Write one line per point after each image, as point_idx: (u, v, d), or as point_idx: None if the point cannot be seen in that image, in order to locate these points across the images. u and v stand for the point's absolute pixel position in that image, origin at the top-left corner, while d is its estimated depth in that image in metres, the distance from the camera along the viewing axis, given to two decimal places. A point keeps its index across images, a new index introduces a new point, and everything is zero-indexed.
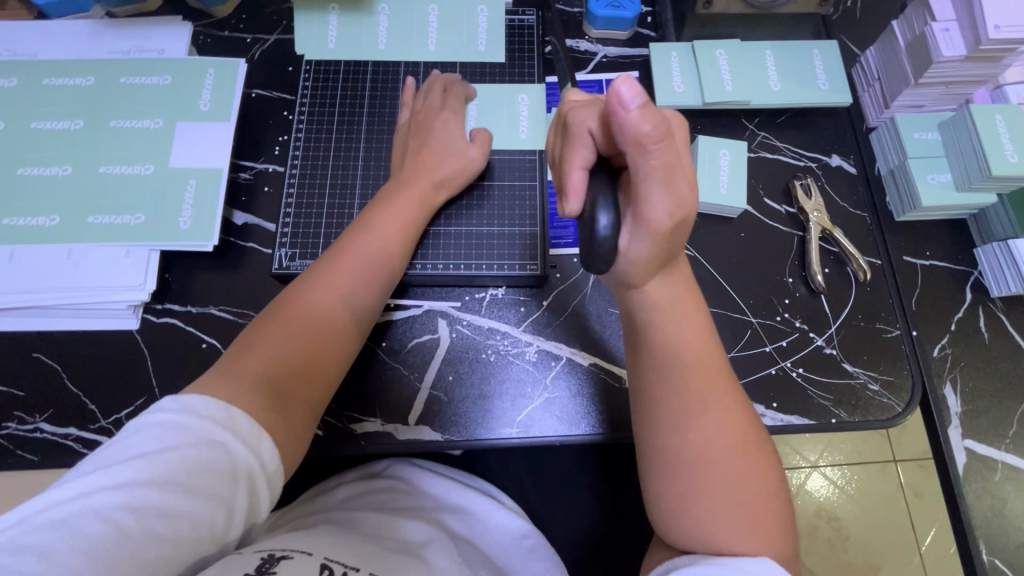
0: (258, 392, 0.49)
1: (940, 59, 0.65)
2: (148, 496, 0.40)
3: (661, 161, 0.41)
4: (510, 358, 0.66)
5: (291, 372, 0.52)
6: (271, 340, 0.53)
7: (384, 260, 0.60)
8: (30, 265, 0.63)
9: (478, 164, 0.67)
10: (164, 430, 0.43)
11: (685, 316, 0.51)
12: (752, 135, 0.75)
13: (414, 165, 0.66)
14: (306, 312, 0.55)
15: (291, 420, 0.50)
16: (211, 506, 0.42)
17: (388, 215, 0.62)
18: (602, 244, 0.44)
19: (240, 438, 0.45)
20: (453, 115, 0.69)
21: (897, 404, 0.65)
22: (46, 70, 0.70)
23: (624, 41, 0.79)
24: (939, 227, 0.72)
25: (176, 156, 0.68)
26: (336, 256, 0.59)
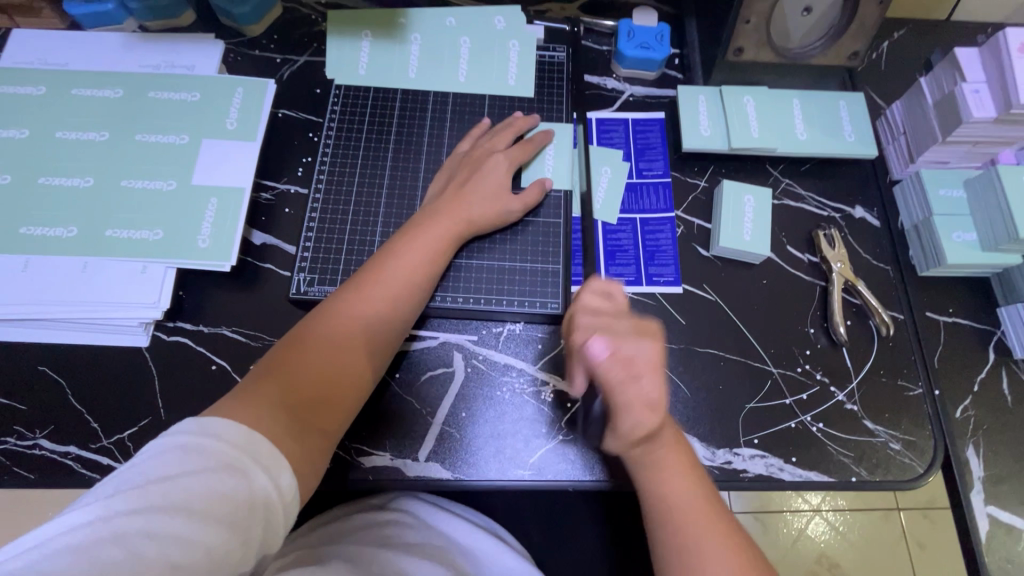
0: (276, 419, 0.47)
1: (970, 120, 0.66)
2: (165, 522, 0.38)
3: (630, 397, 0.53)
4: (524, 397, 0.64)
5: (309, 400, 0.51)
6: (294, 366, 0.52)
7: (410, 287, 0.60)
8: (43, 275, 0.62)
9: (510, 200, 0.67)
10: (184, 454, 0.41)
11: (675, 460, 0.54)
12: (776, 182, 0.75)
13: (448, 196, 0.65)
14: (332, 337, 0.54)
15: (309, 448, 0.49)
16: (227, 534, 0.40)
17: (419, 243, 0.61)
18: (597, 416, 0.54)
19: (258, 464, 0.43)
20: (487, 150, 0.69)
21: (918, 465, 0.63)
22: (76, 80, 0.71)
23: (651, 81, 0.79)
24: (962, 284, 0.71)
25: (199, 174, 0.68)
26: (360, 283, 0.58)
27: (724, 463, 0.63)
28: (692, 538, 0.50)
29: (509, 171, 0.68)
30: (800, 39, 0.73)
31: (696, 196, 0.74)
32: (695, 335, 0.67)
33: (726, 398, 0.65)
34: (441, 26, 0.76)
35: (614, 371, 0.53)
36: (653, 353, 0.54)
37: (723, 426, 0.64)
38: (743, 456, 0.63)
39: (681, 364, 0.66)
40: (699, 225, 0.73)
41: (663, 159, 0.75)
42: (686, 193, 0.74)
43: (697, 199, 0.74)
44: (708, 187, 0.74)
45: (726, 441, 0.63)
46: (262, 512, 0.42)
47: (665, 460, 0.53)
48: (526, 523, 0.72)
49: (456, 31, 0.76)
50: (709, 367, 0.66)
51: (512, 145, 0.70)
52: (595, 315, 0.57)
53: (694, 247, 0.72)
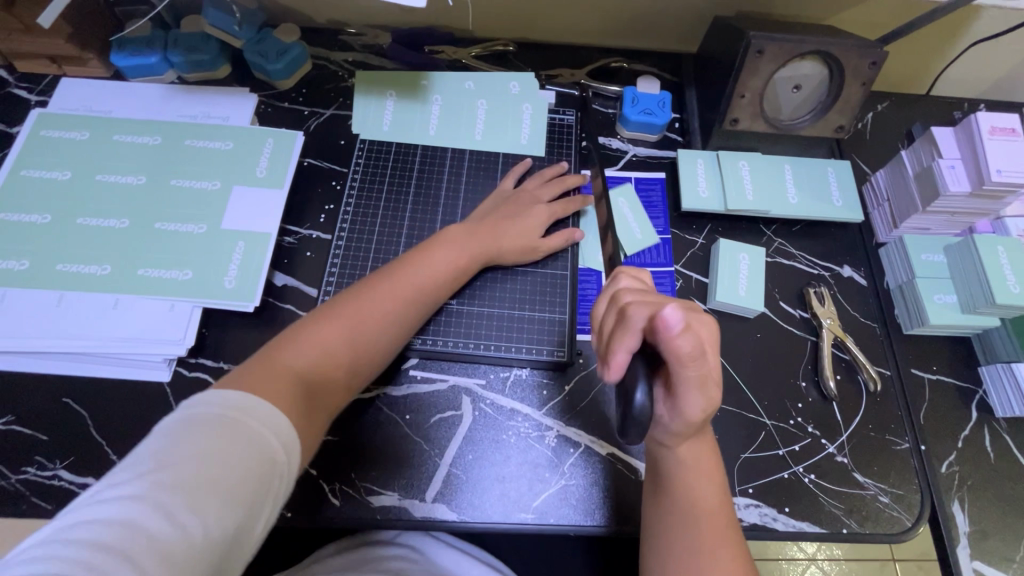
0: (294, 394, 0.50)
1: (946, 193, 0.71)
2: (187, 479, 0.39)
3: (697, 373, 0.48)
4: (529, 441, 0.67)
5: (325, 377, 0.54)
6: (317, 344, 0.55)
7: (432, 288, 0.65)
8: (75, 311, 0.66)
9: (550, 245, 0.73)
10: (223, 426, 0.43)
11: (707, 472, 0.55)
12: (769, 241, 0.80)
13: (481, 224, 0.71)
14: (354, 324, 0.58)
15: (314, 430, 0.51)
16: (254, 487, 0.41)
17: (444, 257, 0.67)
18: (636, 416, 0.45)
19: (264, 420, 0.45)
20: (533, 199, 0.74)
21: (906, 518, 0.66)
22: (118, 127, 0.76)
23: (653, 143, 0.85)
24: (945, 343, 0.75)
25: (228, 218, 0.72)
26: (390, 278, 0.63)
27: None
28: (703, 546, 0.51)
29: (547, 223, 0.73)
30: (790, 112, 0.79)
31: (694, 252, 0.79)
32: None
33: (722, 447, 0.68)
34: (460, 88, 0.82)
35: (686, 344, 0.46)
36: (711, 330, 0.51)
37: None
38: (738, 505, 0.65)
39: None
40: (697, 280, 0.77)
41: (663, 217, 0.80)
42: (685, 248, 0.79)
43: (695, 254, 0.78)
44: (705, 244, 0.79)
45: None
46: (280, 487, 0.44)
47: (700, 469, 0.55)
48: None
49: (473, 95, 0.82)
50: None
51: (555, 200, 0.75)
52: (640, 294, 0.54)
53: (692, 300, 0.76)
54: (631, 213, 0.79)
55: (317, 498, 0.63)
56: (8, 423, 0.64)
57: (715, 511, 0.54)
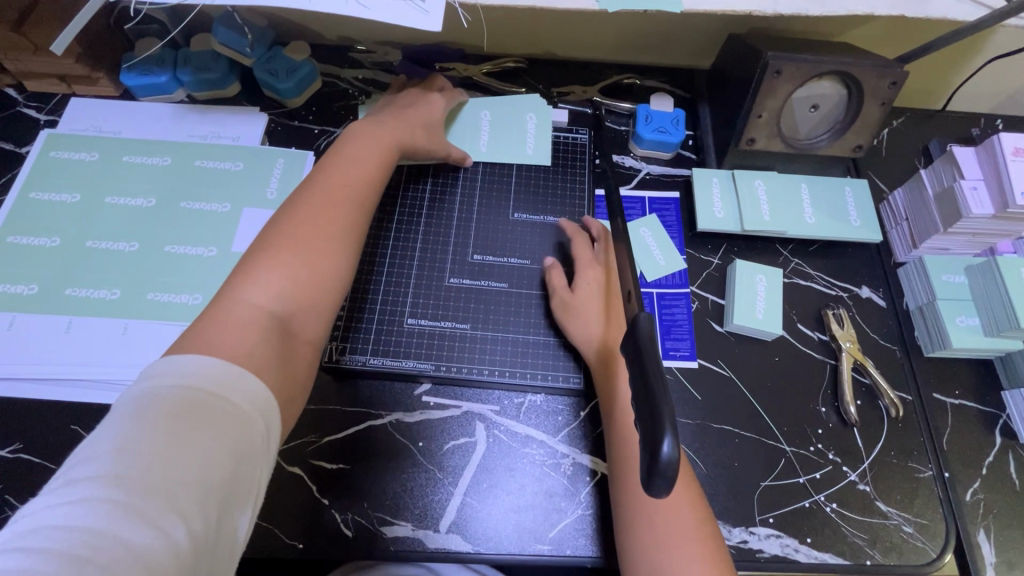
0: (269, 330, 0.49)
1: (969, 216, 0.70)
2: (152, 469, 0.38)
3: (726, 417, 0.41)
4: (544, 468, 0.66)
5: (299, 300, 0.53)
6: (270, 275, 0.52)
7: (370, 182, 0.64)
8: (85, 337, 0.65)
9: (444, 140, 0.75)
10: (171, 401, 0.41)
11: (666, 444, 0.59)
12: (786, 261, 0.79)
13: (387, 117, 0.71)
14: (310, 238, 0.56)
15: (289, 346, 0.51)
16: (226, 459, 0.40)
17: (366, 153, 0.65)
18: (663, 468, 0.38)
19: (232, 394, 0.43)
20: (419, 93, 0.76)
21: (931, 548, 0.64)
22: (127, 148, 0.75)
23: (666, 161, 0.84)
24: (967, 366, 0.74)
25: (239, 241, 0.71)
26: (321, 179, 0.61)
27: (740, 541, 0.64)
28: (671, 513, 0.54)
29: (443, 110, 0.76)
30: (807, 132, 0.78)
31: (710, 273, 0.77)
32: (710, 410, 0.69)
33: (742, 475, 0.66)
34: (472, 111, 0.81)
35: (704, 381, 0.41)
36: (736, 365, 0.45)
37: (739, 503, 0.65)
38: (758, 535, 0.64)
39: (697, 440, 0.68)
40: (714, 302, 0.76)
41: (678, 237, 0.79)
42: (700, 269, 0.77)
43: (711, 275, 0.77)
44: (721, 264, 0.78)
45: (741, 520, 0.64)
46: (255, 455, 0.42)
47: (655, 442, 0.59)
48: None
49: (476, 107, 0.82)
50: (724, 444, 0.68)
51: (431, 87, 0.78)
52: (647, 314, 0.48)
53: (709, 322, 0.74)
54: (655, 243, 0.78)
55: (330, 529, 0.62)
56: (15, 452, 0.62)
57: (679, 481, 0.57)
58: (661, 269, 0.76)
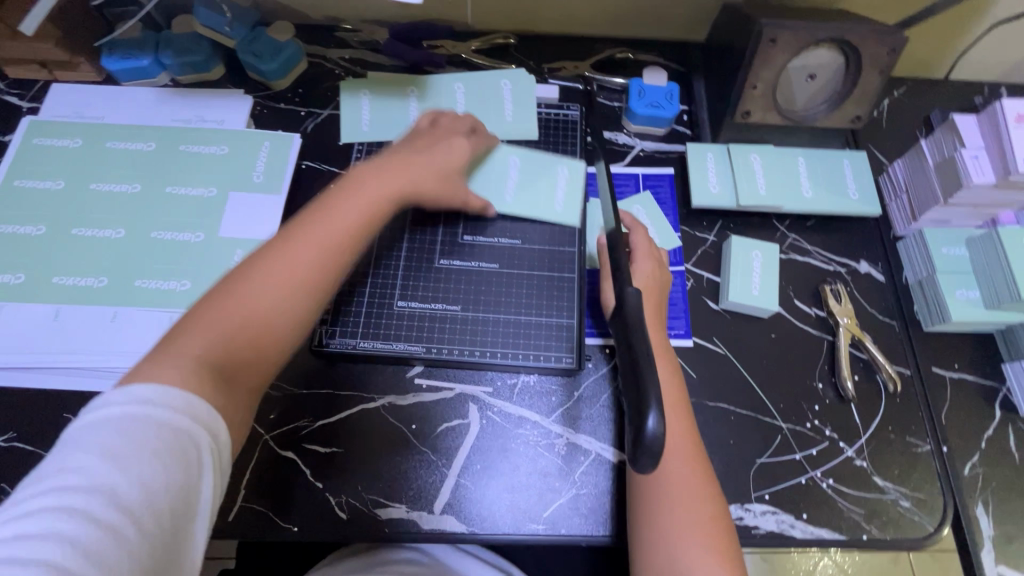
0: (200, 381, 0.46)
1: (970, 185, 0.68)
2: (99, 484, 0.39)
3: None
4: (538, 448, 0.65)
5: (230, 354, 0.49)
6: (220, 320, 0.49)
7: (347, 250, 0.57)
8: (74, 324, 0.64)
9: (462, 189, 0.69)
10: (119, 419, 0.41)
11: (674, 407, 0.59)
12: (783, 237, 0.77)
13: (399, 154, 0.65)
14: (271, 285, 0.52)
15: (230, 400, 0.48)
16: (169, 476, 0.41)
17: (367, 189, 0.60)
18: (646, 447, 0.41)
19: (184, 409, 0.43)
20: (446, 129, 0.70)
21: (929, 523, 0.64)
22: (111, 133, 0.74)
23: (660, 136, 0.82)
24: (967, 340, 0.73)
25: (226, 226, 0.70)
26: (300, 228, 0.56)
27: (736, 518, 0.63)
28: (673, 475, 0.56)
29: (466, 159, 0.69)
30: (804, 103, 0.76)
31: (705, 250, 0.76)
32: (705, 388, 0.69)
33: (737, 452, 0.66)
34: (451, 90, 0.79)
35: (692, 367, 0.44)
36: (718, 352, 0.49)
37: (734, 481, 0.65)
38: (754, 512, 0.64)
39: (693, 418, 0.67)
40: (709, 279, 0.74)
41: (673, 214, 0.77)
42: (695, 246, 0.76)
43: (707, 252, 0.76)
44: (716, 241, 0.77)
45: (737, 497, 0.64)
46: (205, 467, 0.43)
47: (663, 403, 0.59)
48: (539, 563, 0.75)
49: (450, 78, 0.80)
50: (719, 421, 0.67)
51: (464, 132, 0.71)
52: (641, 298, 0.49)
53: (704, 300, 0.73)
54: (648, 221, 0.76)
55: (325, 511, 0.62)
56: (9, 440, 0.62)
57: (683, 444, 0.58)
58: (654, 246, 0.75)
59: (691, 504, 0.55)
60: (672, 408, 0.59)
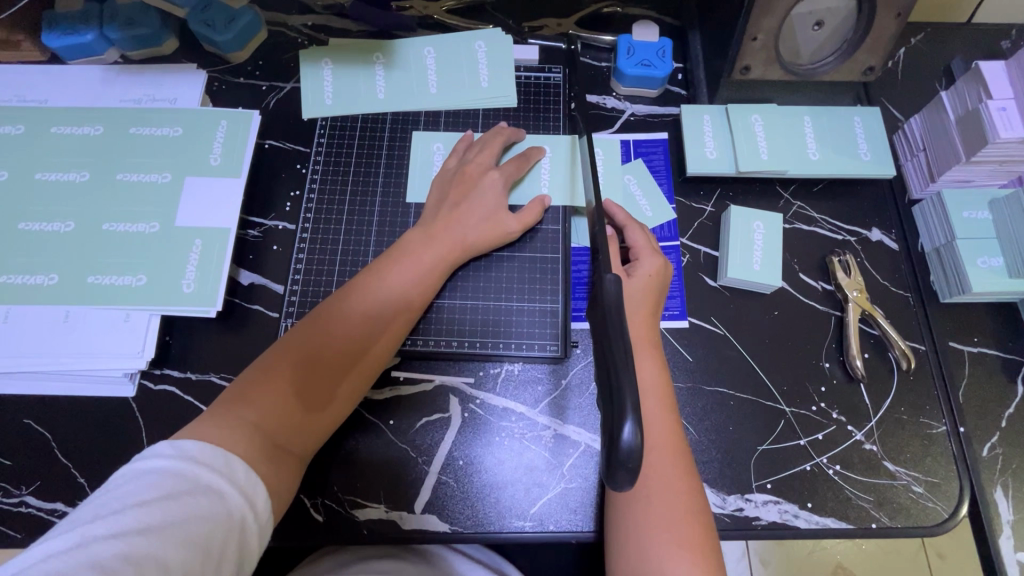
0: (254, 452, 0.48)
1: (996, 141, 0.61)
2: (125, 541, 0.38)
3: None
4: (523, 441, 0.61)
5: (286, 425, 0.51)
6: (270, 391, 0.51)
7: (398, 320, 0.58)
8: (25, 326, 0.61)
9: (510, 223, 0.64)
10: (162, 478, 0.42)
11: (659, 405, 0.55)
12: (787, 205, 0.71)
13: (443, 213, 0.63)
14: (317, 355, 0.54)
15: (281, 472, 0.49)
16: (200, 538, 0.40)
17: (411, 258, 0.60)
18: (623, 458, 0.38)
19: (235, 487, 0.44)
20: (482, 167, 0.66)
21: (943, 509, 0.60)
22: (55, 118, 0.69)
23: (653, 99, 0.75)
24: (988, 311, 0.67)
25: (182, 214, 0.65)
26: (355, 298, 0.57)
27: (735, 509, 0.60)
28: (653, 474, 0.52)
29: (505, 196, 0.65)
30: (810, 54, 0.69)
31: (702, 222, 0.70)
32: (702, 372, 0.64)
33: (737, 440, 0.62)
34: (419, 56, 0.73)
35: None
36: None
37: (734, 469, 0.61)
38: (755, 502, 0.60)
39: (689, 405, 0.63)
40: (706, 254, 0.69)
41: (667, 183, 0.71)
42: (691, 218, 0.70)
43: (704, 225, 0.70)
44: (714, 212, 0.71)
45: (737, 487, 0.60)
46: (237, 534, 0.43)
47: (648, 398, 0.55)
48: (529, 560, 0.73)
49: (419, 42, 0.73)
50: (718, 407, 0.63)
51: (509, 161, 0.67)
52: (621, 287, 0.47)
53: (701, 277, 0.68)
54: (640, 193, 0.70)
55: (299, 513, 0.59)
56: None
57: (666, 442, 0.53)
58: (647, 220, 0.69)
59: (674, 514, 0.50)
60: (658, 412, 0.54)
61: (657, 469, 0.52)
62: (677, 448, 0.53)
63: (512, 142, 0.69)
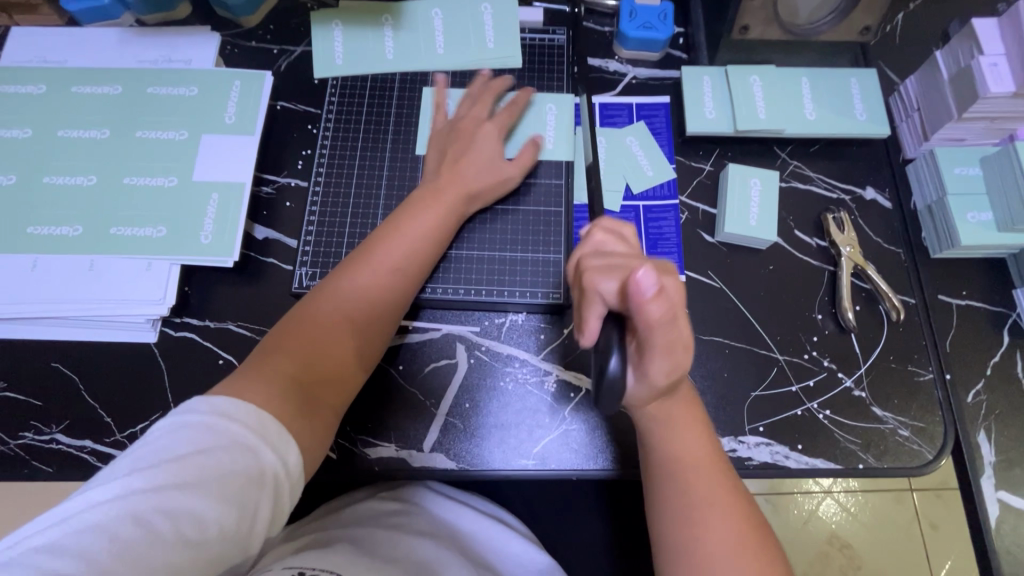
0: (293, 403, 0.50)
1: (987, 95, 0.63)
2: (160, 496, 0.41)
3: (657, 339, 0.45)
4: (527, 386, 0.64)
5: (317, 378, 0.54)
6: (301, 349, 0.54)
7: (415, 276, 0.61)
8: (51, 274, 0.63)
9: (510, 176, 0.67)
10: (195, 435, 0.44)
11: (685, 426, 0.52)
12: (784, 164, 0.73)
13: (444, 169, 0.65)
14: (343, 311, 0.57)
15: (318, 421, 0.52)
16: (232, 495, 0.43)
17: (422, 216, 0.62)
18: (608, 386, 0.43)
19: (268, 444, 0.46)
20: (475, 121, 0.68)
21: (928, 451, 0.63)
22: (75, 78, 0.71)
23: (654, 62, 0.77)
24: (977, 266, 0.69)
25: (199, 170, 0.68)
26: (372, 257, 0.59)
27: (729, 450, 0.62)
28: (691, 489, 0.49)
29: (501, 147, 0.67)
30: (808, 15, 0.71)
31: (701, 180, 0.72)
32: (699, 323, 0.67)
33: (731, 386, 0.65)
34: (427, 19, 0.74)
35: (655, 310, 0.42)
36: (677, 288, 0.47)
37: (728, 414, 0.64)
38: (748, 444, 0.63)
39: None
40: (704, 211, 0.71)
41: (668, 144, 0.73)
42: (690, 177, 0.72)
43: (702, 183, 0.72)
44: (713, 171, 0.73)
45: (731, 429, 0.63)
46: (269, 491, 0.45)
47: (679, 421, 0.52)
48: (531, 504, 0.76)
49: (427, 5, 0.75)
50: (713, 355, 0.66)
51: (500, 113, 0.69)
52: (600, 256, 0.50)
53: (699, 233, 0.70)
54: (642, 153, 0.72)
55: None
56: (3, 391, 0.63)
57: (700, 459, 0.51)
58: (647, 179, 0.71)
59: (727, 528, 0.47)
60: (685, 423, 0.52)
61: (700, 485, 0.49)
62: (713, 458, 0.52)
63: (500, 94, 0.71)
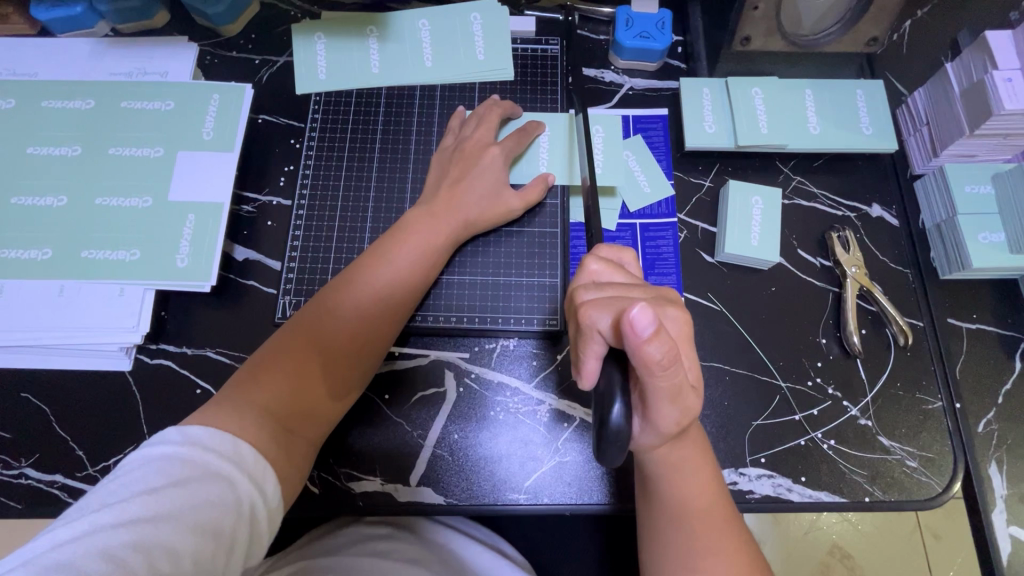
0: (264, 434, 0.47)
1: (1000, 112, 0.60)
2: (134, 529, 0.38)
3: (665, 384, 0.42)
4: (517, 416, 0.62)
5: (294, 407, 0.51)
6: (278, 376, 0.51)
7: (405, 301, 0.58)
8: (19, 300, 0.61)
9: (509, 203, 0.63)
10: (169, 465, 0.42)
11: (694, 469, 0.49)
12: (787, 179, 0.70)
13: (442, 194, 0.62)
14: (327, 337, 0.54)
15: (290, 455, 0.49)
16: (209, 526, 0.40)
17: (413, 238, 0.60)
18: (613, 437, 0.41)
19: (245, 473, 0.44)
20: (481, 143, 0.65)
21: (937, 484, 0.60)
22: (46, 91, 0.68)
23: (652, 72, 0.74)
24: (987, 287, 0.67)
25: (175, 190, 0.65)
26: (361, 280, 0.57)
27: (730, 484, 0.60)
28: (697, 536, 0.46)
29: (504, 173, 0.64)
30: (813, 25, 0.68)
31: (701, 197, 0.69)
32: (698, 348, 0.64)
33: (732, 415, 0.62)
34: (414, 29, 0.71)
35: (656, 353, 0.40)
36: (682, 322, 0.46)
37: (729, 445, 0.61)
38: (749, 476, 0.60)
39: None
40: (704, 229, 0.68)
41: (666, 159, 0.70)
42: (690, 194, 0.69)
43: (702, 201, 0.69)
44: (713, 187, 0.70)
45: (731, 461, 0.60)
46: (246, 521, 0.43)
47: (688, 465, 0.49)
48: (525, 532, 0.74)
49: (414, 15, 0.71)
50: (713, 382, 0.63)
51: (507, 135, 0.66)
52: (599, 287, 0.47)
53: (699, 253, 0.67)
54: (639, 169, 0.69)
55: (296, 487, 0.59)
56: None
57: (706, 503, 0.48)
58: (645, 197, 0.68)
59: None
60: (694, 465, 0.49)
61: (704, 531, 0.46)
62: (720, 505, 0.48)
63: (508, 117, 0.68)
